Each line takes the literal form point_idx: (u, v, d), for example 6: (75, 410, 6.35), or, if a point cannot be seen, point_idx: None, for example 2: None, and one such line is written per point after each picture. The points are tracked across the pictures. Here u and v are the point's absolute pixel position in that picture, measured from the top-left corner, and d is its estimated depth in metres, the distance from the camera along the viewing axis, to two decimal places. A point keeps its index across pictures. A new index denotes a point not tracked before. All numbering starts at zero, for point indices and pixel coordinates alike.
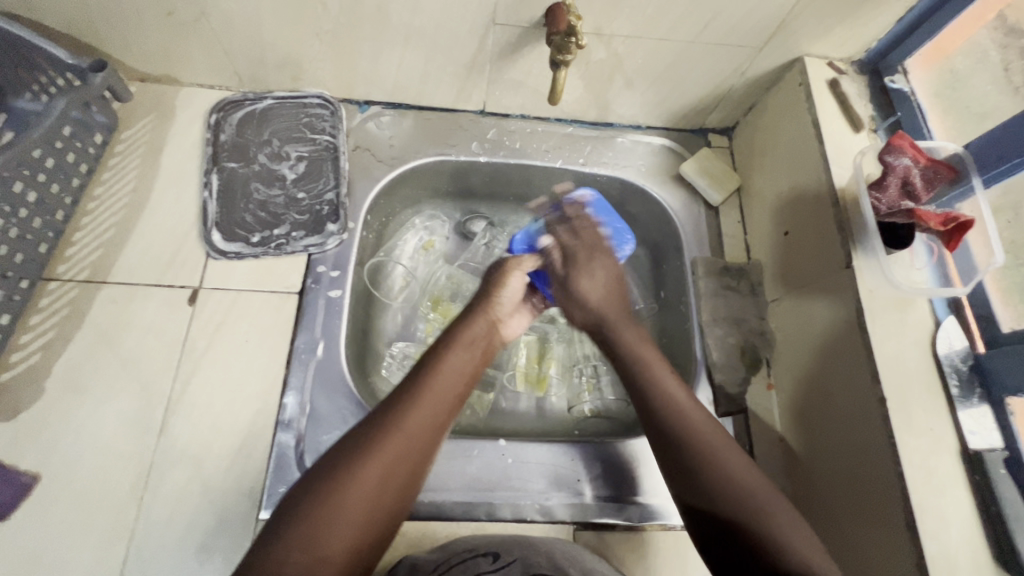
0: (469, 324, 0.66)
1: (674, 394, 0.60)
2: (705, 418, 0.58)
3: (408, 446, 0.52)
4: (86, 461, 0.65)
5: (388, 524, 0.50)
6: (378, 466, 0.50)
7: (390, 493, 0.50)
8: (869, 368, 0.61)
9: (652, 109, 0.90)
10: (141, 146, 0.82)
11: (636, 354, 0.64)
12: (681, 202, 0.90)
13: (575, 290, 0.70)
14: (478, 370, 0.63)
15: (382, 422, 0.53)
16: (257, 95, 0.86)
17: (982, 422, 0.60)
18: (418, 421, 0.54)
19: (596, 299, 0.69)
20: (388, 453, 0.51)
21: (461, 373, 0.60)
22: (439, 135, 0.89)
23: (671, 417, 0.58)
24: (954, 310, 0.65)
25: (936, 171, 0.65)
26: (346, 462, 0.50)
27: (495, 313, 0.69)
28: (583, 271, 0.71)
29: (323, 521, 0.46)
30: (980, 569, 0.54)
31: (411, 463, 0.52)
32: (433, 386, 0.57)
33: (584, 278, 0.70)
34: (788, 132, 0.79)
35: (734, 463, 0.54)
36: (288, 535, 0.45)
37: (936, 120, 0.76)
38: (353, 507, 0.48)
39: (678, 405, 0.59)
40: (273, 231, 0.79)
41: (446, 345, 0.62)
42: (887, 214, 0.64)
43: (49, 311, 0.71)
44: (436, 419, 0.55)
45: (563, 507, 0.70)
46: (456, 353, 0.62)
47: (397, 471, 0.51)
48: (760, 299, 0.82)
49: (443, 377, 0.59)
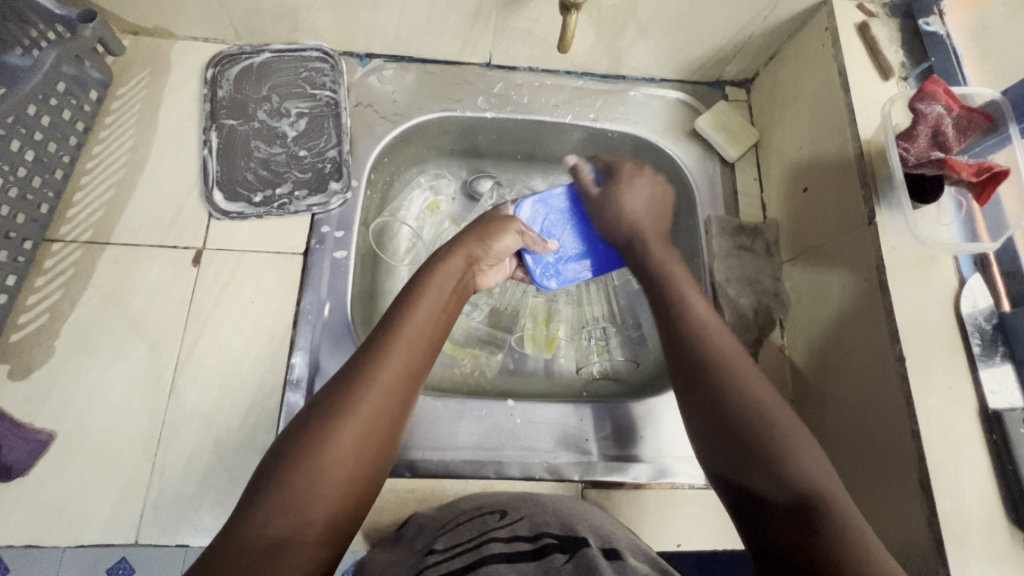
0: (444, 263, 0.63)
1: (691, 305, 0.60)
2: (720, 333, 0.57)
3: (383, 399, 0.52)
4: (99, 420, 0.66)
5: (373, 476, 0.51)
6: (353, 423, 0.49)
7: (367, 449, 0.50)
8: (888, 327, 0.59)
9: (667, 59, 0.86)
10: (137, 103, 0.79)
11: (656, 257, 0.65)
12: (696, 159, 0.87)
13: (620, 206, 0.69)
14: (451, 314, 0.62)
15: (351, 381, 0.52)
16: (254, 48, 0.82)
17: (1002, 381, 0.58)
18: (391, 371, 0.53)
19: (635, 208, 0.69)
20: (364, 409, 0.50)
21: (434, 315, 0.59)
22: (444, 89, 0.85)
23: (689, 333, 0.57)
24: (979, 267, 0.63)
25: (970, 119, 0.61)
26: (317, 426, 0.49)
27: (474, 237, 0.66)
28: (625, 186, 0.70)
29: (303, 486, 0.46)
30: (993, 527, 0.54)
31: (386, 414, 0.52)
32: (406, 334, 0.56)
33: (630, 194, 0.70)
34: (811, 81, 0.75)
35: (749, 377, 0.54)
36: (268, 505, 0.45)
37: (972, 66, 0.71)
38: (329, 470, 0.47)
39: (693, 316, 0.59)
40: (275, 190, 0.77)
41: (419, 288, 0.60)
42: (915, 165, 0.60)
43: (54, 272, 0.70)
44: (410, 368, 0.54)
45: (572, 465, 0.71)
46: (428, 295, 0.59)
47: (374, 424, 0.51)
48: (775, 258, 0.80)
49: (415, 324, 0.57)
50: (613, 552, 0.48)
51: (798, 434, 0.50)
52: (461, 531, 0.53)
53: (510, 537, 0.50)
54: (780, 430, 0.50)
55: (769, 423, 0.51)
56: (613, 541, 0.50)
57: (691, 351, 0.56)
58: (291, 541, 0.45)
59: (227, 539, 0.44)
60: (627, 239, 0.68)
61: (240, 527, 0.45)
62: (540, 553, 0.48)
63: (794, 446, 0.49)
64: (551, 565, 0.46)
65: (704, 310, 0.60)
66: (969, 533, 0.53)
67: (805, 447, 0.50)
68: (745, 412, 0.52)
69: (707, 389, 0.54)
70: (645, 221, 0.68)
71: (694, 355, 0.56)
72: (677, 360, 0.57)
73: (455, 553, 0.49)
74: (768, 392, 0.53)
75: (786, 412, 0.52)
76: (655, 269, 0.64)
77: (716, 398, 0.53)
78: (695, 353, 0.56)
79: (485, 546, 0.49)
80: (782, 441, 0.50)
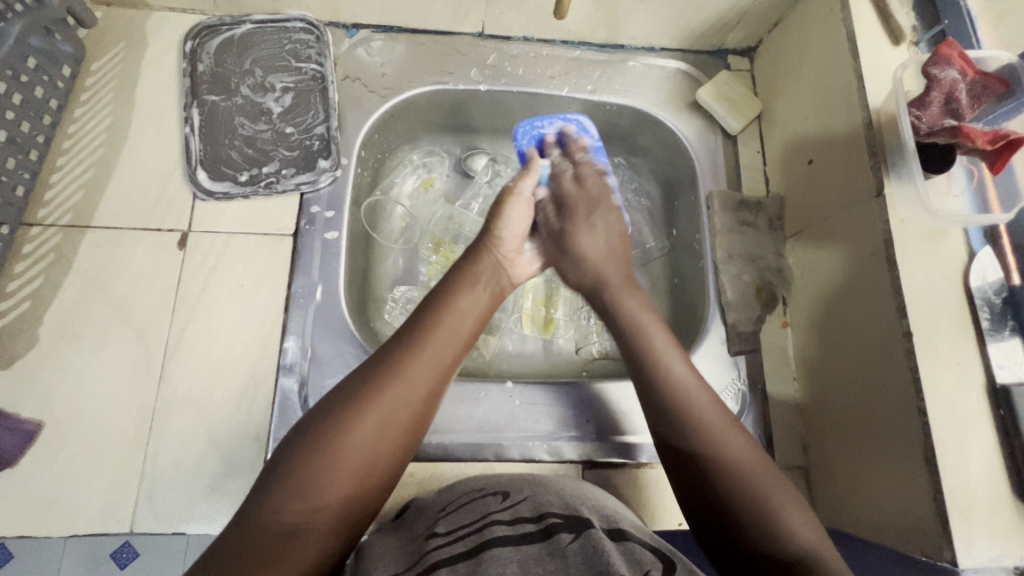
0: (473, 268, 0.63)
1: (670, 369, 0.56)
2: (703, 393, 0.54)
3: (407, 394, 0.51)
4: (87, 409, 0.64)
5: (390, 473, 0.49)
6: (377, 414, 0.49)
7: (388, 440, 0.49)
8: (895, 302, 0.58)
9: (667, 26, 0.82)
10: (114, 79, 0.76)
11: (634, 320, 0.61)
12: (697, 131, 0.84)
13: (572, 248, 0.68)
14: (485, 315, 0.61)
15: (377, 370, 0.51)
16: (234, 18, 0.78)
17: (1012, 356, 0.57)
18: (419, 371, 0.52)
19: (597, 248, 0.67)
20: (386, 401, 0.49)
21: (467, 317, 0.58)
22: (436, 61, 0.82)
23: (666, 395, 0.54)
24: (990, 241, 0.61)
25: (986, 84, 0.58)
26: (341, 410, 0.49)
27: (497, 256, 0.66)
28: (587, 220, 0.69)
29: (319, 471, 0.46)
30: (998, 501, 0.53)
31: (411, 408, 0.50)
32: (435, 333, 0.55)
33: (584, 233, 0.68)
34: (817, 47, 0.72)
35: (732, 440, 0.51)
36: (285, 487, 0.45)
37: (987, 28, 0.68)
38: (349, 454, 0.47)
39: (675, 379, 0.55)
40: (262, 169, 0.74)
41: (454, 288, 0.60)
42: (927, 134, 0.58)
43: (33, 258, 0.68)
44: (437, 365, 0.53)
45: (572, 446, 0.70)
46: (460, 295, 0.60)
47: (395, 416, 0.50)
48: (779, 234, 0.78)
49: (446, 324, 0.56)
50: (618, 533, 0.47)
51: (791, 500, 0.48)
52: (462, 514, 0.52)
53: (514, 519, 0.49)
54: (768, 494, 0.48)
55: (755, 487, 0.48)
56: (618, 521, 0.50)
57: (671, 415, 0.53)
58: (302, 526, 0.44)
59: (236, 526, 0.44)
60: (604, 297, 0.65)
61: (253, 509, 0.45)
62: (545, 533, 0.47)
63: (784, 512, 0.47)
64: (556, 545, 0.45)
65: (685, 370, 0.56)
66: (974, 508, 0.53)
67: (798, 514, 0.47)
68: (730, 481, 0.49)
69: (696, 457, 0.51)
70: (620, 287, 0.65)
71: (677, 419, 0.53)
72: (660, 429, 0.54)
73: (457, 537, 0.48)
74: (754, 455, 0.51)
75: (773, 475, 0.50)
76: (631, 333, 0.60)
77: (701, 469, 0.50)
78: (675, 419, 0.53)
79: (488, 530, 0.48)
80: (773, 508, 0.47)
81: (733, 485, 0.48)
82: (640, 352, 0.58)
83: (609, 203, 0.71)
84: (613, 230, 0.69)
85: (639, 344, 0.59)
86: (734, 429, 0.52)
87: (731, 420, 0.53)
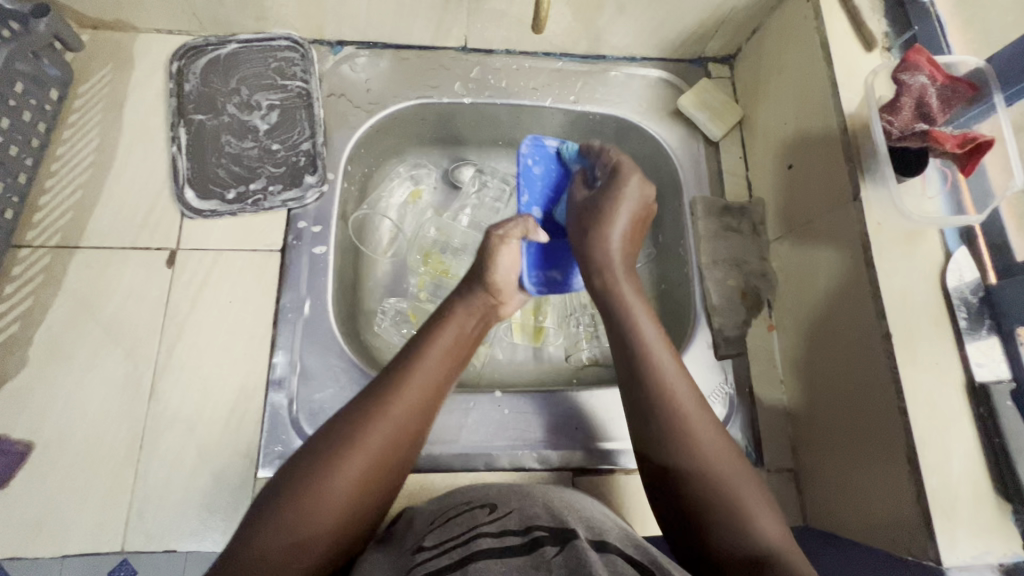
0: (461, 304, 0.65)
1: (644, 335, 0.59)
2: (688, 392, 0.56)
3: (396, 436, 0.53)
4: (77, 428, 0.64)
5: (378, 507, 0.52)
6: (365, 458, 0.50)
7: (373, 484, 0.51)
8: (874, 304, 0.58)
9: (647, 36, 0.84)
10: (101, 100, 0.77)
11: (628, 312, 0.61)
12: (679, 138, 0.85)
13: (602, 215, 0.65)
14: (467, 349, 0.63)
15: (364, 410, 0.53)
16: (220, 39, 0.80)
17: (989, 355, 0.57)
18: (406, 410, 0.54)
19: (615, 253, 0.64)
20: (376, 440, 0.51)
21: (450, 352, 0.60)
22: (420, 75, 0.83)
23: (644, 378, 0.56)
24: (966, 241, 0.62)
25: (955, 89, 0.60)
26: (328, 458, 0.49)
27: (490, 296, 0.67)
28: (625, 188, 0.66)
29: (306, 515, 0.47)
30: (981, 500, 0.54)
31: (398, 451, 0.53)
32: (422, 373, 0.57)
33: (622, 204, 0.65)
34: (793, 55, 0.73)
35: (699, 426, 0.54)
36: (277, 518, 0.46)
37: (956, 33, 0.70)
38: (335, 501, 0.48)
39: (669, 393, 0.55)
40: (249, 186, 0.75)
41: (439, 326, 0.62)
42: (899, 139, 0.59)
43: (23, 280, 0.68)
44: (426, 405, 0.56)
45: (562, 454, 0.70)
46: (446, 333, 0.61)
47: (385, 459, 0.52)
48: (762, 238, 0.79)
49: (430, 363, 0.58)
50: (601, 544, 0.48)
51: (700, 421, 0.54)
52: (450, 527, 0.52)
53: (500, 532, 0.50)
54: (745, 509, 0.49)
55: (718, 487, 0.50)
56: (603, 533, 0.50)
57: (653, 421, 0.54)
58: (289, 563, 0.45)
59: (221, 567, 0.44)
60: (597, 292, 0.64)
61: (239, 548, 0.46)
62: (530, 547, 0.47)
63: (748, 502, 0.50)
64: (541, 558, 0.45)
65: (670, 361, 0.58)
66: (956, 506, 0.53)
67: (768, 517, 0.49)
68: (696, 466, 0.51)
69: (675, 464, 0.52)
70: (619, 277, 0.63)
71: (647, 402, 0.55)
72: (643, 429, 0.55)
73: (444, 549, 0.48)
74: (730, 457, 0.52)
75: (743, 475, 0.52)
76: (622, 323, 0.60)
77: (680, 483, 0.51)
78: (656, 427, 0.54)
79: (475, 542, 0.48)
80: (741, 510, 0.49)
81: (710, 507, 0.49)
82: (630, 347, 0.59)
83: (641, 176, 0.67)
84: (642, 203, 0.67)
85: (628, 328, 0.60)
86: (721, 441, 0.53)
87: (713, 420, 0.55)
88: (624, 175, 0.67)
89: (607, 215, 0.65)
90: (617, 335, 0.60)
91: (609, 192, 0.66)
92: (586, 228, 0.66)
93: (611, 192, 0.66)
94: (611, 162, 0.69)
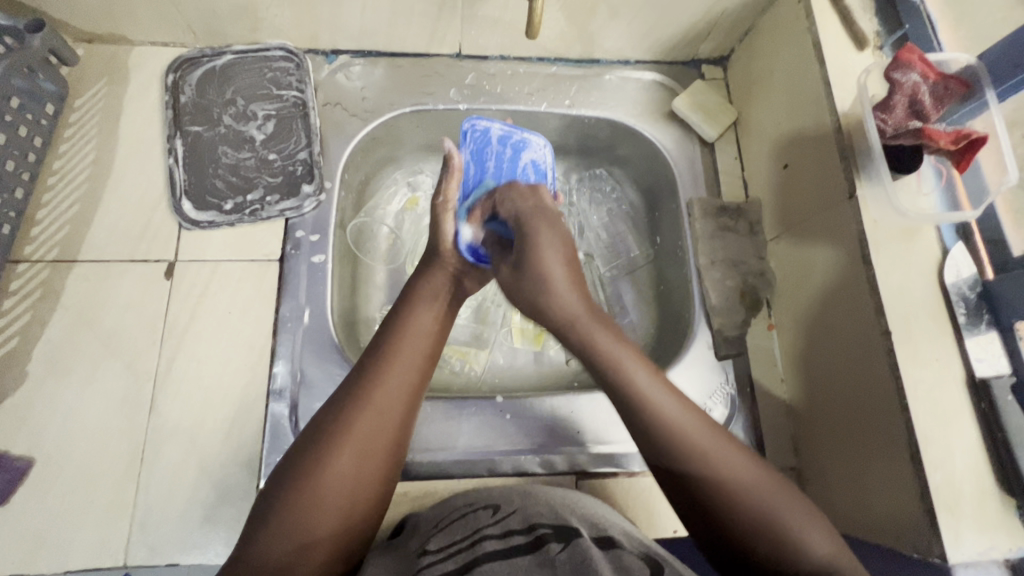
0: (428, 282, 0.62)
1: (636, 381, 0.49)
2: (674, 414, 0.49)
3: (380, 424, 0.51)
4: (78, 442, 0.64)
5: (378, 497, 0.52)
6: (354, 448, 0.50)
7: (365, 475, 0.50)
8: (872, 301, 0.59)
9: (641, 38, 0.84)
10: (97, 114, 0.77)
11: (611, 360, 0.50)
12: (674, 140, 0.86)
13: (533, 269, 0.52)
14: (445, 325, 0.61)
15: (344, 404, 0.51)
16: (215, 50, 0.80)
17: (989, 349, 0.58)
18: (386, 398, 0.52)
19: (571, 300, 0.51)
20: (360, 432, 0.50)
21: (427, 334, 0.58)
22: (415, 83, 0.83)
23: (662, 435, 0.48)
24: (963, 236, 0.62)
25: (947, 86, 0.60)
26: (317, 453, 0.49)
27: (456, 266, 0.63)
28: (536, 239, 0.53)
29: (305, 515, 0.47)
30: (984, 495, 0.54)
31: (386, 438, 0.52)
32: (399, 355, 0.55)
33: (547, 251, 0.52)
34: (786, 56, 0.74)
35: (739, 471, 0.48)
36: (278, 522, 0.46)
37: (946, 31, 0.70)
38: (331, 496, 0.48)
39: (663, 421, 0.48)
40: (247, 197, 0.75)
41: (412, 305, 0.59)
42: (893, 136, 0.60)
43: (20, 294, 0.68)
44: (403, 390, 0.54)
45: (563, 458, 0.70)
46: (418, 313, 0.59)
47: (371, 451, 0.51)
48: (759, 238, 0.79)
49: (403, 346, 0.55)
50: (607, 541, 0.48)
51: (732, 455, 0.48)
52: (454, 530, 0.52)
53: (504, 533, 0.50)
54: (772, 509, 0.46)
55: (780, 538, 0.46)
56: (606, 529, 0.50)
57: (683, 476, 0.48)
58: (295, 561, 0.46)
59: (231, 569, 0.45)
60: (572, 347, 0.52)
61: (246, 551, 0.46)
62: (534, 545, 0.47)
63: (803, 536, 0.46)
64: (545, 556, 0.45)
65: (660, 393, 0.50)
66: (960, 502, 0.53)
67: (825, 537, 0.46)
68: (751, 513, 0.46)
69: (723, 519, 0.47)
70: (585, 316, 0.51)
71: (682, 465, 0.48)
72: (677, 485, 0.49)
73: (449, 553, 0.48)
74: (773, 488, 0.47)
75: (785, 495, 0.47)
76: (606, 370, 0.50)
77: (732, 534, 0.47)
78: (697, 484, 0.48)
79: (480, 545, 0.48)
80: (797, 542, 0.45)
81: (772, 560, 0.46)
82: (622, 392, 0.49)
83: (554, 227, 0.54)
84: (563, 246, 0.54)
85: (614, 375, 0.50)
86: (731, 450, 0.48)
87: (736, 448, 0.49)
88: (524, 225, 0.55)
89: (537, 268, 0.52)
90: (601, 377, 0.51)
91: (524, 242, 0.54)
92: (533, 292, 0.52)
93: (528, 243, 0.54)
94: (521, 197, 0.57)
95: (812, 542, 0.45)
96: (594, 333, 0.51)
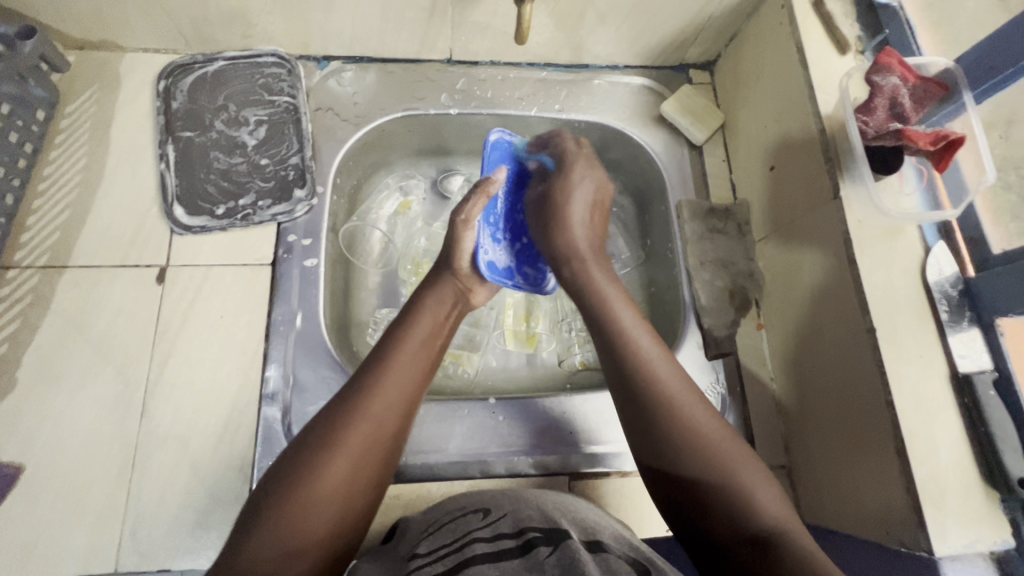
0: (433, 295, 0.64)
1: (619, 318, 0.57)
2: (676, 371, 0.54)
3: (374, 431, 0.52)
4: (68, 449, 0.64)
5: (366, 507, 0.51)
6: (345, 456, 0.50)
7: (354, 483, 0.50)
8: (857, 300, 0.60)
9: (629, 44, 0.85)
10: (88, 120, 0.77)
11: (602, 295, 0.59)
12: (663, 143, 0.87)
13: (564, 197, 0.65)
14: (443, 342, 0.62)
15: (338, 413, 0.52)
16: (206, 57, 0.80)
17: (971, 345, 0.59)
18: (380, 407, 0.53)
19: (578, 239, 0.63)
20: (353, 441, 0.51)
21: (424, 346, 0.59)
22: (407, 88, 0.84)
23: (636, 365, 0.54)
24: (944, 235, 0.63)
25: (926, 89, 0.62)
26: (309, 461, 0.49)
27: (459, 280, 0.66)
28: (572, 178, 0.66)
29: (292, 523, 0.46)
30: (969, 488, 0.55)
31: (377, 446, 0.52)
32: (394, 365, 0.56)
33: (577, 180, 0.66)
34: (770, 60, 0.75)
35: (702, 416, 0.51)
36: (265, 529, 0.46)
37: (924, 36, 0.72)
38: (319, 502, 0.47)
39: (641, 352, 0.54)
40: (239, 202, 0.75)
41: (409, 321, 0.61)
42: (874, 138, 0.61)
43: (10, 300, 0.68)
44: (398, 400, 0.54)
45: (555, 458, 0.70)
46: (415, 326, 0.60)
47: (362, 460, 0.51)
48: (748, 239, 0.80)
49: (407, 356, 0.57)
50: (597, 545, 0.48)
51: (697, 403, 0.52)
52: (444, 533, 0.52)
53: (494, 536, 0.50)
54: (728, 461, 0.49)
55: (731, 483, 0.48)
56: (597, 533, 0.50)
57: (647, 407, 0.52)
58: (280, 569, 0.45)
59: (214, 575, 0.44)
60: (568, 281, 0.62)
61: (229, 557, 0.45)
62: (524, 549, 0.47)
63: (757, 496, 0.47)
64: (535, 560, 0.45)
65: (652, 344, 0.56)
66: (945, 496, 0.54)
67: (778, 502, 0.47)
68: (706, 455, 0.49)
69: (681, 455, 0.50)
70: (589, 257, 0.62)
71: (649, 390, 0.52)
72: (637, 414, 0.52)
73: (437, 556, 0.48)
74: (733, 442, 0.50)
75: (743, 452, 0.50)
76: (596, 306, 0.58)
77: (686, 474, 0.49)
78: (658, 413, 0.51)
79: (469, 547, 0.48)
80: (748, 494, 0.47)
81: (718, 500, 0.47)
82: (607, 327, 0.57)
83: (588, 165, 0.68)
84: (596, 198, 0.67)
85: (606, 316, 0.57)
86: (698, 396, 0.53)
87: (704, 399, 0.53)
88: (566, 170, 0.67)
89: (564, 212, 0.64)
90: (592, 319, 0.58)
91: (561, 177, 0.66)
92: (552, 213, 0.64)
93: (562, 185, 0.65)
94: (572, 143, 0.70)
95: (762, 500, 0.47)
96: (603, 289, 0.59)
